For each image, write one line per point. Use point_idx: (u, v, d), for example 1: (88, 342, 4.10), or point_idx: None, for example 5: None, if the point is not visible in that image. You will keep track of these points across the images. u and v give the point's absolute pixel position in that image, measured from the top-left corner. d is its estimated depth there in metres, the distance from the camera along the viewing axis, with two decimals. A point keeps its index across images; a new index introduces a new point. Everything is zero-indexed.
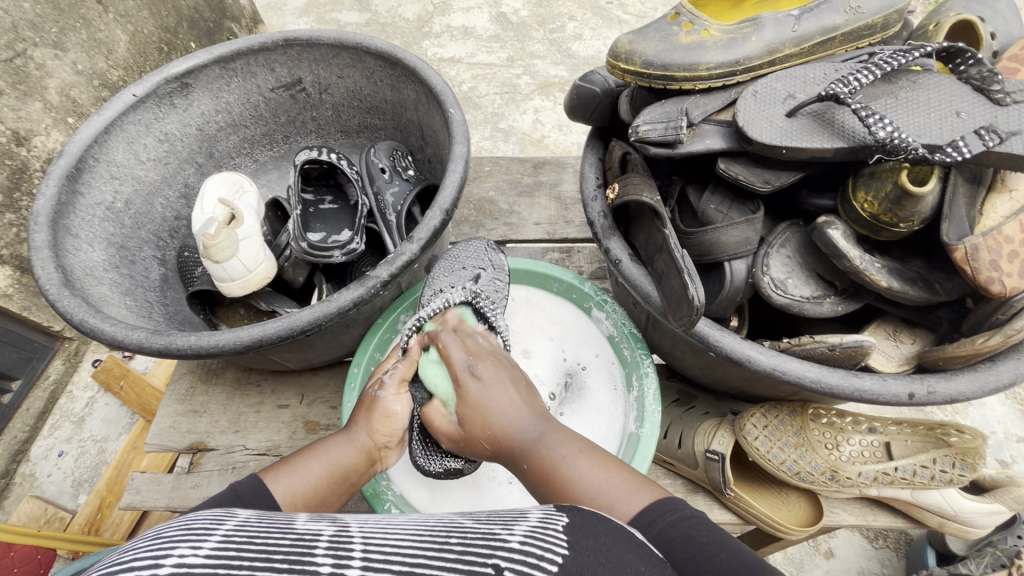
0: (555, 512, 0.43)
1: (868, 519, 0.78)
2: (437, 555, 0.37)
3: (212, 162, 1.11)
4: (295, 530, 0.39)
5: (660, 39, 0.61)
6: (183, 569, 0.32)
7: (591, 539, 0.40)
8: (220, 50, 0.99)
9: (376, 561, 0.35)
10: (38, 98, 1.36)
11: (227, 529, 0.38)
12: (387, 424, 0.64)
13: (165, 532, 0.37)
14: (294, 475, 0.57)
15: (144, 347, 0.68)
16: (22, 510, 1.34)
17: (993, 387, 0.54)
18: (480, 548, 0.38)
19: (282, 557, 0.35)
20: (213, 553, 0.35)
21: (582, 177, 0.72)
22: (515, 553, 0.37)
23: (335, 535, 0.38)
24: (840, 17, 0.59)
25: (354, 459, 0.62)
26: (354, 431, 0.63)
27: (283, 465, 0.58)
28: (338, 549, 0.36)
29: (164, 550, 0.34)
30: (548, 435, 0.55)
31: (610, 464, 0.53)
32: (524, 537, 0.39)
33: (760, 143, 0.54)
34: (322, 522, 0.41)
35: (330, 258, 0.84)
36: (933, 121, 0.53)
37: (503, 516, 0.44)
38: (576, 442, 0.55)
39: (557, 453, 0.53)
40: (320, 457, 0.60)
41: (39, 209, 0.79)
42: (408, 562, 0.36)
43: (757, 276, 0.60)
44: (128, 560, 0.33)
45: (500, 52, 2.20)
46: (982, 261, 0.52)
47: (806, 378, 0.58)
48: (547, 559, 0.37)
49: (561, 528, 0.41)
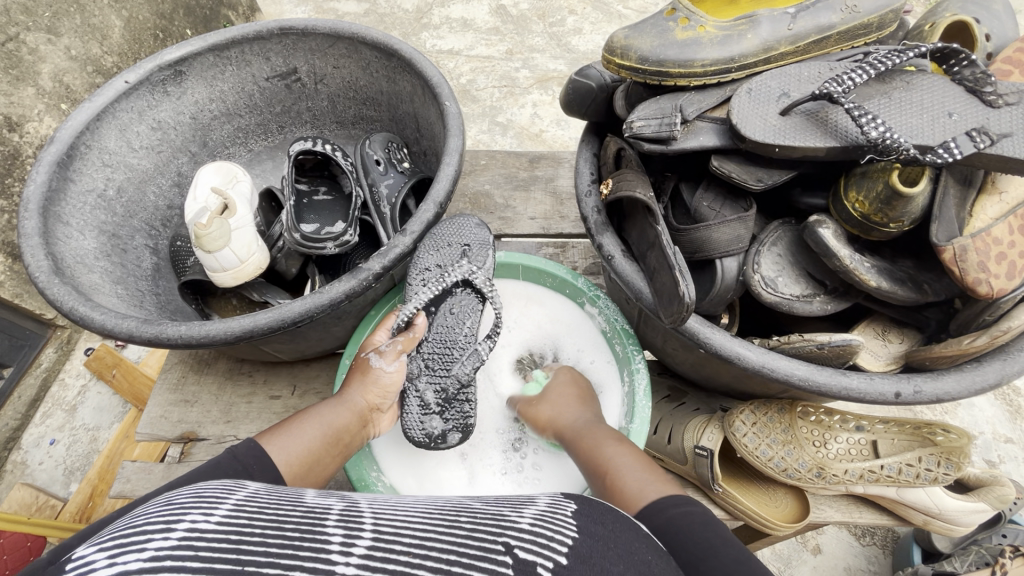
0: (562, 500, 0.46)
1: (853, 516, 0.79)
2: (446, 532, 0.38)
3: (206, 151, 1.10)
4: (305, 504, 0.39)
5: (655, 34, 0.61)
6: (195, 535, 0.32)
7: (600, 526, 0.43)
8: (214, 38, 0.98)
9: (386, 533, 0.36)
10: (30, 83, 1.34)
11: (237, 499, 0.39)
12: (377, 388, 0.71)
13: (176, 500, 0.38)
14: (290, 439, 0.62)
15: (135, 336, 0.68)
16: (13, 497, 1.34)
17: (979, 387, 0.55)
18: (489, 528, 0.40)
19: (294, 526, 0.35)
20: (225, 520, 0.35)
21: (577, 172, 0.72)
22: (525, 533, 0.39)
23: (344, 509, 0.39)
24: (835, 16, 0.59)
25: (346, 424, 0.68)
26: (346, 397, 0.70)
27: (279, 429, 0.63)
28: (349, 521, 0.37)
29: (175, 517, 0.34)
30: (599, 429, 0.69)
31: (647, 462, 0.61)
32: (533, 520, 0.41)
33: (753, 141, 0.54)
34: (331, 498, 0.42)
35: (323, 249, 0.84)
36: (926, 123, 0.53)
37: (511, 501, 0.46)
38: (625, 446, 0.64)
39: (607, 450, 0.64)
40: (314, 422, 0.65)
41: (30, 195, 0.78)
42: (417, 535, 0.37)
43: (749, 274, 0.60)
44: (140, 525, 0.34)
45: (499, 45, 2.19)
46: (970, 262, 0.52)
47: (794, 376, 0.58)
48: (556, 541, 0.39)
49: (570, 513, 0.43)
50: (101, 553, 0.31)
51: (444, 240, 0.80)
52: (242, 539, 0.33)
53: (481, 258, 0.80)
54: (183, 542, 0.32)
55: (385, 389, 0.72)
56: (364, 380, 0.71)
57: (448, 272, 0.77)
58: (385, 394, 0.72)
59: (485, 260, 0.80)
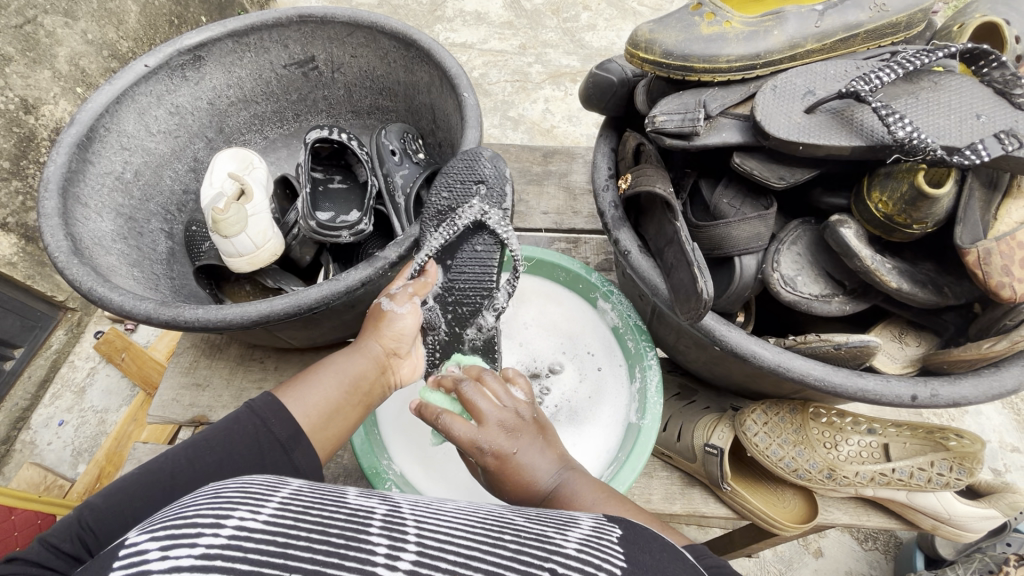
0: (607, 523, 0.44)
1: (861, 519, 0.79)
2: (491, 550, 0.37)
3: (222, 138, 1.10)
4: (349, 505, 0.39)
5: (680, 29, 0.61)
6: (243, 535, 0.33)
7: (647, 555, 0.41)
8: (234, 24, 0.98)
9: (431, 548, 0.35)
10: (47, 66, 1.35)
11: (284, 497, 0.38)
12: (389, 335, 0.69)
13: (226, 493, 0.38)
14: (309, 391, 0.61)
15: (152, 318, 0.69)
16: (22, 476, 1.36)
17: (996, 392, 0.54)
18: (535, 550, 0.38)
19: (339, 531, 0.35)
20: (272, 519, 0.35)
21: (595, 167, 0.72)
22: (572, 561, 0.37)
23: (388, 514, 0.39)
24: (864, 14, 0.58)
25: (364, 374, 0.66)
26: (362, 346, 0.68)
27: (296, 382, 0.62)
28: (392, 530, 0.36)
29: (225, 511, 0.35)
30: (569, 479, 0.55)
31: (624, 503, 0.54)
32: (580, 546, 0.39)
33: (777, 138, 0.54)
34: (373, 499, 0.42)
35: (338, 237, 0.84)
36: (953, 123, 0.52)
37: (554, 518, 0.45)
38: (598, 485, 0.55)
39: (584, 498, 0.53)
40: (331, 371, 0.64)
41: (50, 176, 0.79)
42: (462, 553, 0.36)
43: (767, 273, 0.60)
44: (191, 517, 0.34)
45: (512, 40, 2.18)
46: (994, 266, 0.52)
47: (810, 375, 0.58)
48: (605, 572, 0.37)
49: (616, 540, 0.41)
50: (154, 544, 0.32)
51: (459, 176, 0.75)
52: (288, 543, 0.33)
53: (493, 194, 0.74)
54: (231, 542, 0.32)
55: (402, 334, 0.70)
56: (380, 328, 0.69)
57: (459, 213, 0.73)
58: (400, 338, 0.70)
59: (502, 195, 0.74)
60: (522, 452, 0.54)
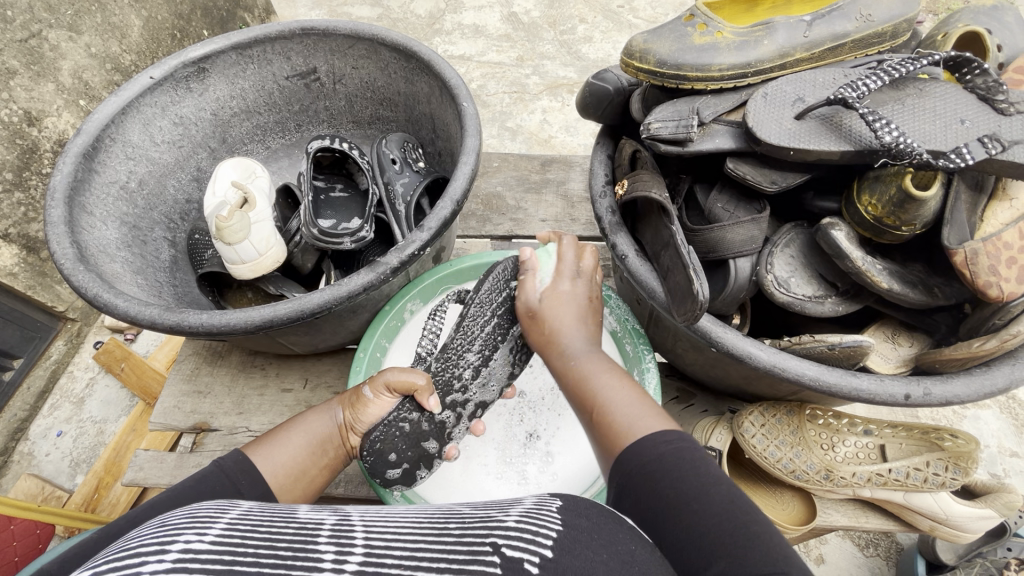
0: (548, 496, 0.45)
1: (860, 521, 0.79)
2: (436, 540, 0.39)
3: (225, 148, 1.12)
4: (297, 519, 0.39)
5: (674, 39, 0.63)
6: (190, 556, 0.33)
7: (583, 519, 0.42)
8: (238, 37, 1.00)
9: (377, 547, 0.37)
10: (51, 79, 1.37)
11: (230, 518, 0.39)
12: (354, 403, 0.68)
13: (171, 520, 0.38)
14: (277, 451, 0.62)
15: (156, 323, 0.69)
16: (19, 487, 1.35)
17: (988, 391, 0.55)
18: (477, 531, 0.40)
19: (286, 544, 0.36)
20: (218, 539, 0.35)
21: (592, 174, 0.74)
22: (512, 531, 0.39)
23: (336, 523, 0.39)
24: (850, 24, 0.60)
25: (332, 436, 0.68)
26: (332, 408, 0.69)
27: (264, 441, 0.63)
28: (340, 537, 0.37)
29: (168, 538, 0.35)
30: (594, 356, 0.62)
31: (636, 389, 0.58)
32: (519, 517, 0.41)
33: (768, 144, 0.55)
34: (324, 511, 0.42)
35: (340, 245, 0.85)
36: (938, 129, 0.54)
37: (499, 503, 0.46)
38: (612, 371, 0.60)
39: (598, 379, 0.59)
40: (300, 430, 0.66)
41: (56, 184, 0.80)
42: (408, 547, 0.37)
43: (762, 274, 0.61)
44: (134, 547, 0.34)
45: (509, 52, 2.22)
46: (981, 266, 0.53)
47: (805, 376, 0.59)
48: (542, 535, 0.38)
49: (554, 509, 0.42)
50: None
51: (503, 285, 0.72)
52: (234, 561, 0.33)
53: (490, 287, 0.71)
54: (178, 564, 0.32)
55: (367, 421, 0.68)
56: (352, 403, 0.68)
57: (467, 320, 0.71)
58: (361, 420, 0.68)
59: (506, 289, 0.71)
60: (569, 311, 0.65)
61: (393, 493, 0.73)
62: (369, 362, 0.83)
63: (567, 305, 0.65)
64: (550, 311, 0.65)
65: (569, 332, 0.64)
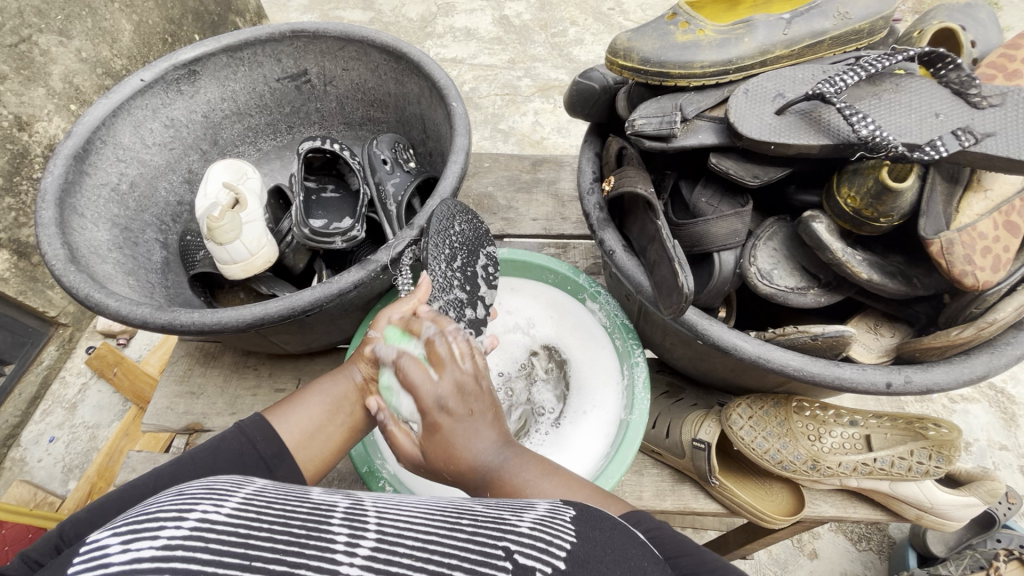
0: (562, 504, 0.45)
1: (848, 511, 0.80)
2: (449, 533, 0.38)
3: (216, 150, 1.12)
4: (311, 500, 0.39)
5: (657, 37, 0.64)
6: (205, 526, 0.33)
7: (597, 532, 0.42)
8: (228, 39, 1.01)
9: (390, 535, 0.36)
10: (41, 84, 1.37)
11: (246, 493, 0.39)
12: (368, 355, 0.64)
13: (190, 490, 0.38)
14: (293, 413, 0.63)
15: (148, 323, 0.70)
16: (11, 493, 1.34)
17: (966, 378, 0.57)
18: (490, 531, 0.39)
19: (300, 523, 0.35)
20: (234, 513, 0.36)
21: (579, 172, 0.75)
22: (525, 537, 0.39)
23: (349, 507, 0.39)
24: (828, 21, 0.62)
25: (351, 396, 0.65)
26: (349, 369, 0.66)
27: (286, 403, 0.64)
28: (353, 521, 0.37)
29: (187, 506, 0.35)
30: (511, 458, 0.52)
31: (564, 482, 0.53)
32: (533, 524, 0.41)
33: (749, 138, 0.56)
34: (337, 494, 0.42)
35: (332, 244, 0.86)
36: (913, 122, 0.55)
37: (511, 504, 0.46)
38: (529, 456, 0.53)
39: (524, 476, 0.51)
40: (316, 393, 0.64)
41: (47, 186, 0.80)
42: (420, 538, 0.37)
43: (745, 267, 0.62)
44: (154, 512, 0.35)
45: (501, 54, 2.23)
46: (957, 255, 0.54)
47: (789, 366, 0.60)
48: (556, 546, 0.39)
49: (569, 519, 0.42)
50: (116, 539, 0.32)
51: (442, 222, 0.72)
52: (248, 535, 0.33)
53: (438, 224, 0.71)
54: (194, 532, 0.33)
55: None
56: (366, 354, 0.65)
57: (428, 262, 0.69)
58: (382, 368, 0.65)
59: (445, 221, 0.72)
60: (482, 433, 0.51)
61: (384, 488, 0.74)
62: None
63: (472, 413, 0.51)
64: (444, 444, 0.50)
65: (476, 445, 0.51)
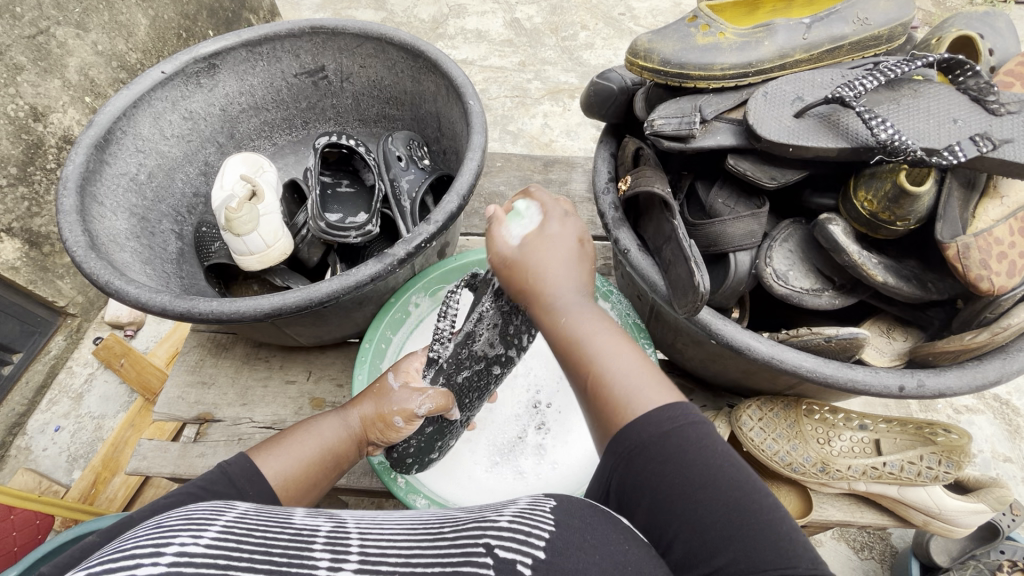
0: (542, 497, 0.45)
1: (855, 516, 0.81)
2: (430, 546, 0.39)
3: (233, 143, 1.13)
4: (293, 524, 0.40)
5: (677, 39, 0.65)
6: (185, 560, 0.33)
7: (577, 519, 0.41)
8: (248, 34, 1.02)
9: (372, 555, 0.37)
10: (57, 76, 1.39)
11: (227, 520, 0.38)
12: (382, 428, 0.69)
13: (167, 522, 0.38)
14: (285, 455, 0.62)
15: (167, 310, 0.70)
16: (16, 481, 1.35)
17: (980, 383, 0.57)
18: (471, 532, 0.40)
19: (281, 551, 0.36)
20: (213, 542, 0.35)
21: (596, 171, 0.75)
22: (505, 531, 0.39)
23: (332, 529, 0.40)
24: (848, 27, 0.62)
25: (343, 445, 0.68)
26: (348, 417, 0.69)
27: (273, 445, 0.63)
28: (335, 544, 0.38)
29: (165, 539, 0.35)
30: (583, 309, 0.50)
31: (638, 355, 0.48)
32: (513, 516, 0.41)
33: (768, 140, 0.57)
34: (320, 517, 0.42)
35: (347, 238, 0.87)
36: (932, 127, 0.56)
37: (495, 504, 0.46)
38: (606, 325, 0.50)
39: (590, 335, 0.49)
40: (312, 438, 0.66)
41: (69, 174, 0.81)
42: (403, 555, 0.38)
43: (761, 267, 0.63)
44: (131, 548, 0.34)
45: (512, 57, 2.25)
46: (973, 260, 0.55)
47: (803, 367, 0.60)
48: (535, 536, 0.38)
49: (549, 508, 0.42)
50: None
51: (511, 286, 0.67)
52: (229, 565, 0.34)
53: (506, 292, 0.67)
54: (173, 568, 0.32)
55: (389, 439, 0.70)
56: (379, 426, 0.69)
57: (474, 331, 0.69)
58: (384, 441, 0.70)
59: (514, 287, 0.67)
60: (557, 260, 0.51)
61: (396, 480, 0.75)
62: (374, 351, 0.84)
63: (544, 257, 0.51)
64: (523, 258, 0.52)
65: (557, 276, 0.51)
